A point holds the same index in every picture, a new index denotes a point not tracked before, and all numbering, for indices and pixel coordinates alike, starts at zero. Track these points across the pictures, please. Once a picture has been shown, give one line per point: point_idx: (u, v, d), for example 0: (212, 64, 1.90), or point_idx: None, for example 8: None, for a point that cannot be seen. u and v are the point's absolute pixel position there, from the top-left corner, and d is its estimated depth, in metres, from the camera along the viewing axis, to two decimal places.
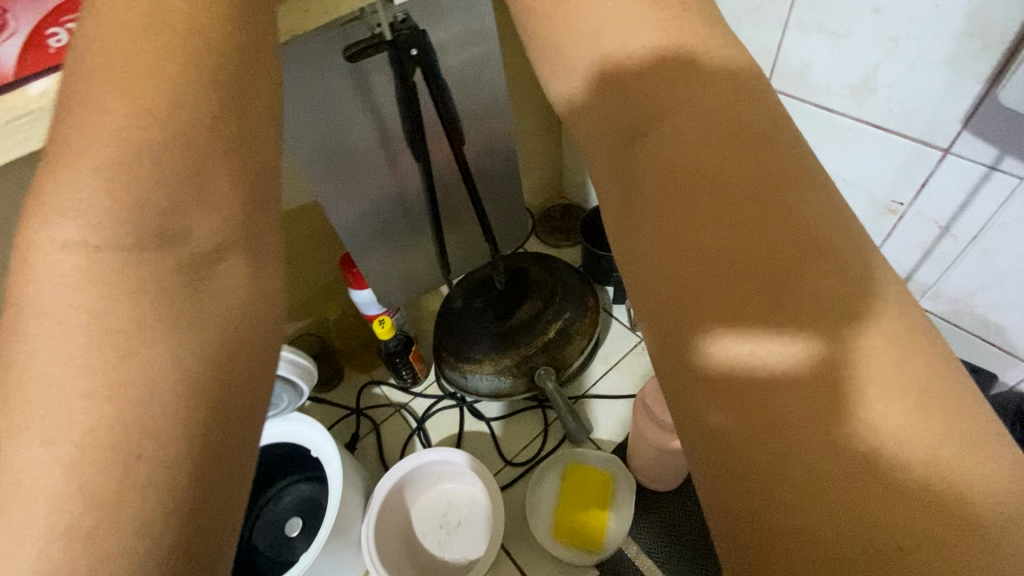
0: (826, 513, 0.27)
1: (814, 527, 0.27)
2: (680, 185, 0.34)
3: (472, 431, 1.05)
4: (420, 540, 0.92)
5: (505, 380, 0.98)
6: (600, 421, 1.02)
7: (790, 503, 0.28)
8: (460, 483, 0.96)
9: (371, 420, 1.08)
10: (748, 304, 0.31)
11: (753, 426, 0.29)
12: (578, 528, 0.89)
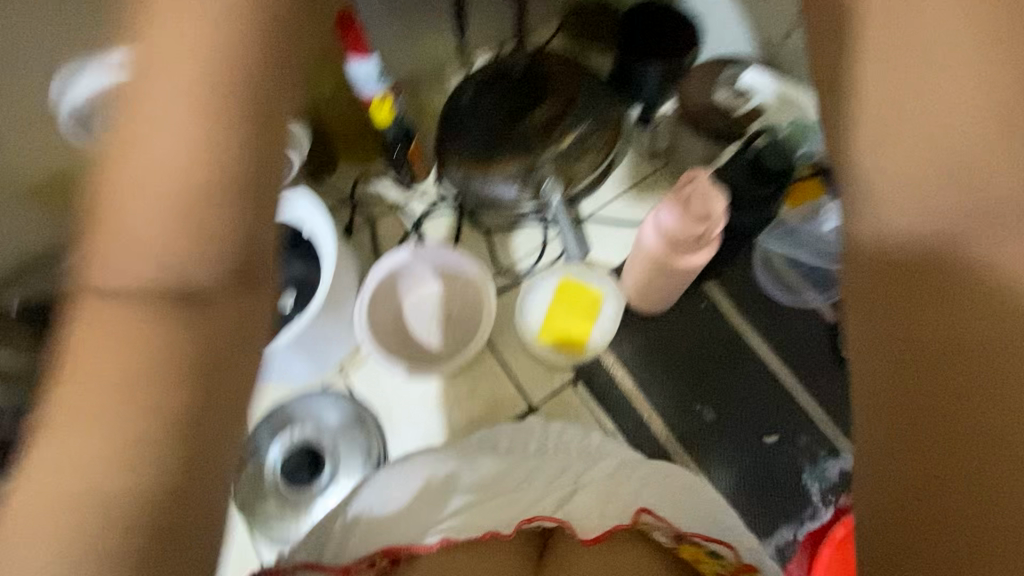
0: (958, 330, 0.38)
1: (946, 335, 0.38)
2: (913, 78, 0.41)
3: (468, 239, 1.02)
4: (410, 330, 0.92)
5: (512, 189, 0.93)
6: (600, 244, 1.00)
7: (933, 319, 0.38)
8: (454, 281, 0.94)
9: (365, 217, 1.05)
10: (925, 179, 0.40)
11: (921, 268, 0.40)
12: (564, 333, 0.93)
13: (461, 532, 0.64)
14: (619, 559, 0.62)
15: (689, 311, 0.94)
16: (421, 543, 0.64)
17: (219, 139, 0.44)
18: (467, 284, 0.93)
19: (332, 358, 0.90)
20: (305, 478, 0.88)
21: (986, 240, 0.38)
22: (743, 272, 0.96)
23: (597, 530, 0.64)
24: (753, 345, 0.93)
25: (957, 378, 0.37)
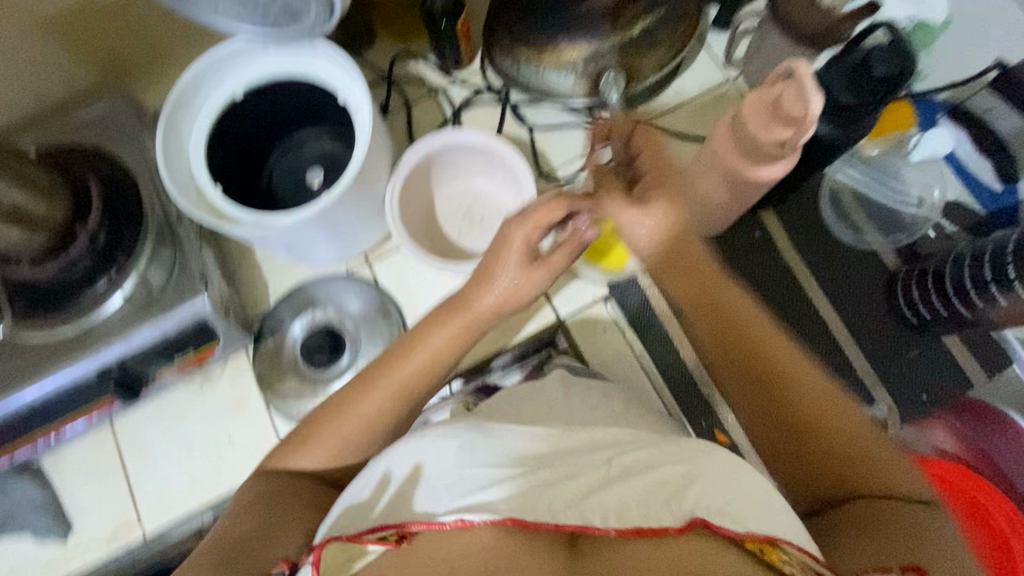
0: (792, 398, 0.67)
1: (792, 402, 0.67)
2: (707, 320, 0.72)
3: (512, 136, 0.94)
4: (441, 223, 0.90)
5: (567, 79, 0.83)
6: (654, 157, 0.91)
7: (771, 392, 0.68)
8: (495, 174, 0.89)
9: (402, 98, 0.96)
10: (740, 344, 0.70)
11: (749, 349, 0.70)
12: (603, 245, 0.88)
13: (477, 514, 0.50)
14: (682, 555, 0.48)
15: (739, 239, 0.87)
16: (432, 520, 0.51)
17: (384, 414, 0.72)
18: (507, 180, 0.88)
19: (359, 243, 0.86)
20: (324, 360, 0.84)
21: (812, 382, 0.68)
22: (806, 204, 0.88)
23: (649, 521, 0.50)
24: (805, 282, 0.86)
25: (754, 350, 0.68)
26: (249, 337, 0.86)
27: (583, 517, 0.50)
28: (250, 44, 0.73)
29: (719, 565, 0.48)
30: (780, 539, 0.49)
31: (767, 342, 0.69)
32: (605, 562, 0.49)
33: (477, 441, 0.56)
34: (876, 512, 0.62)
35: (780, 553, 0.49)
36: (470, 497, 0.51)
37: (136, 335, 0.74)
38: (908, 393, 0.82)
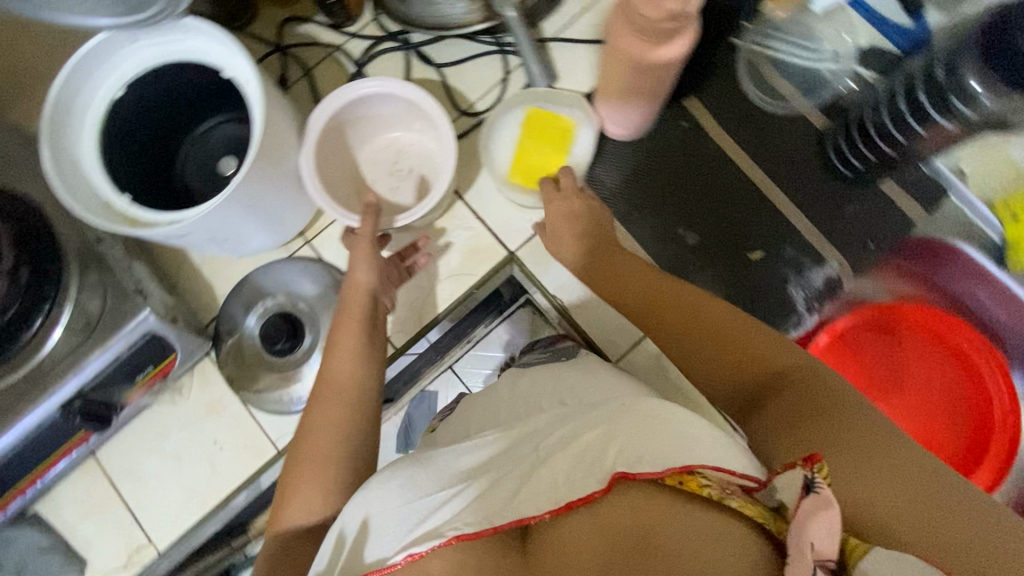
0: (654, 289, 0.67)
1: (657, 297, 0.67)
2: (619, 263, 0.73)
3: (422, 78, 0.91)
4: (371, 183, 0.88)
5: (459, 8, 0.81)
6: (568, 69, 0.89)
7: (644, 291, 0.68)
8: (417, 121, 0.86)
9: (300, 64, 0.91)
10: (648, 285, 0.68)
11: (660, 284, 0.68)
12: (530, 164, 0.87)
13: (429, 541, 0.47)
14: (616, 516, 0.47)
15: (665, 135, 0.88)
16: (383, 565, 0.48)
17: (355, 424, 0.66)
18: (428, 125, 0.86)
19: (292, 222, 0.84)
20: (286, 347, 0.83)
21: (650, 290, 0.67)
22: (726, 83, 0.88)
23: (576, 493, 0.48)
24: (739, 161, 0.87)
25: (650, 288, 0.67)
26: (209, 343, 0.85)
27: (517, 512, 0.48)
28: (114, 37, 0.68)
29: (652, 513, 0.46)
30: (695, 464, 0.48)
31: (648, 279, 0.69)
32: (555, 546, 0.47)
33: (416, 475, 0.54)
34: (806, 402, 0.55)
35: (699, 478, 0.47)
36: (420, 526, 0.49)
37: (88, 365, 0.72)
38: (854, 245, 0.85)
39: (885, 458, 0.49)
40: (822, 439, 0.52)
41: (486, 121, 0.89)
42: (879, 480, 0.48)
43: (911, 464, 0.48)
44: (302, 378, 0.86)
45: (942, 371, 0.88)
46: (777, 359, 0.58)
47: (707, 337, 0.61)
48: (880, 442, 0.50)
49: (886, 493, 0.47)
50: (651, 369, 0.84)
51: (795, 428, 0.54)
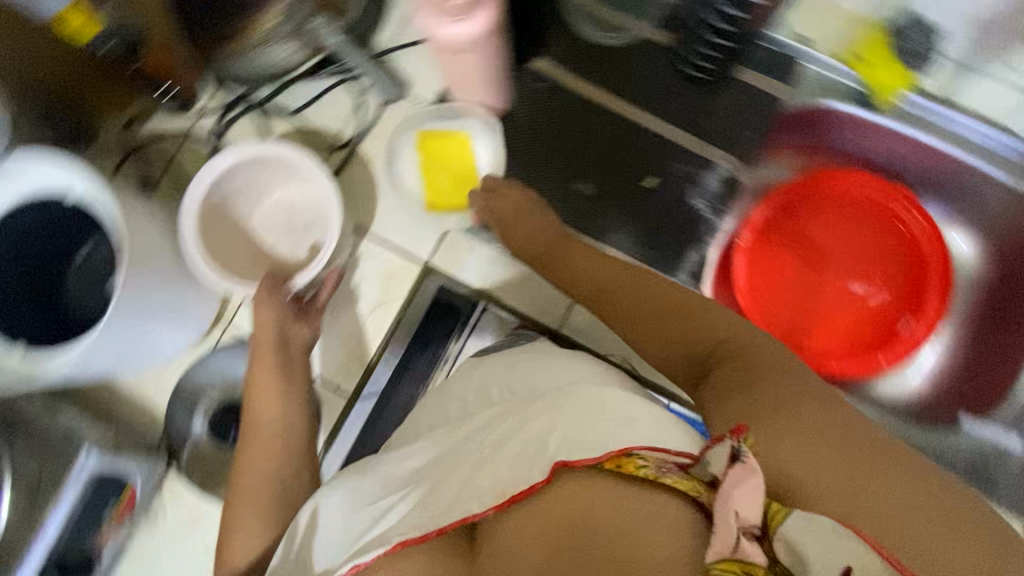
0: (590, 272, 0.71)
1: (592, 279, 0.71)
2: (548, 252, 0.77)
3: (281, 131, 0.90)
4: (273, 245, 0.88)
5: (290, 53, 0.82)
6: (415, 73, 0.89)
7: (580, 275, 0.72)
8: (301, 174, 0.85)
9: (160, 160, 0.90)
10: (585, 268, 0.72)
11: (594, 266, 0.72)
12: (444, 190, 0.87)
13: (371, 551, 0.50)
14: (556, 502, 0.48)
15: (529, 100, 0.89)
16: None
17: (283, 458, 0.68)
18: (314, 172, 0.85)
19: (199, 311, 0.82)
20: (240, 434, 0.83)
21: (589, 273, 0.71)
22: (566, 33, 0.89)
23: (518, 487, 0.50)
24: (604, 100, 0.89)
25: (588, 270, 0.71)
26: (162, 459, 0.82)
27: (463, 511, 0.50)
28: None
29: (594, 500, 0.46)
30: (631, 447, 0.48)
31: (602, 266, 0.71)
32: (500, 544, 0.49)
33: (363, 483, 0.61)
34: (734, 371, 0.56)
35: (637, 460, 0.47)
36: (366, 537, 0.53)
37: (45, 528, 0.69)
38: (735, 136, 0.90)
39: (819, 434, 0.49)
40: (757, 407, 0.52)
41: (355, 148, 0.89)
42: (809, 450, 0.49)
43: (856, 438, 0.49)
44: None
45: (851, 214, 0.95)
46: (735, 338, 0.60)
47: (660, 319, 0.64)
48: (817, 419, 0.50)
49: (812, 462, 0.48)
50: (594, 322, 0.85)
51: (730, 403, 0.54)
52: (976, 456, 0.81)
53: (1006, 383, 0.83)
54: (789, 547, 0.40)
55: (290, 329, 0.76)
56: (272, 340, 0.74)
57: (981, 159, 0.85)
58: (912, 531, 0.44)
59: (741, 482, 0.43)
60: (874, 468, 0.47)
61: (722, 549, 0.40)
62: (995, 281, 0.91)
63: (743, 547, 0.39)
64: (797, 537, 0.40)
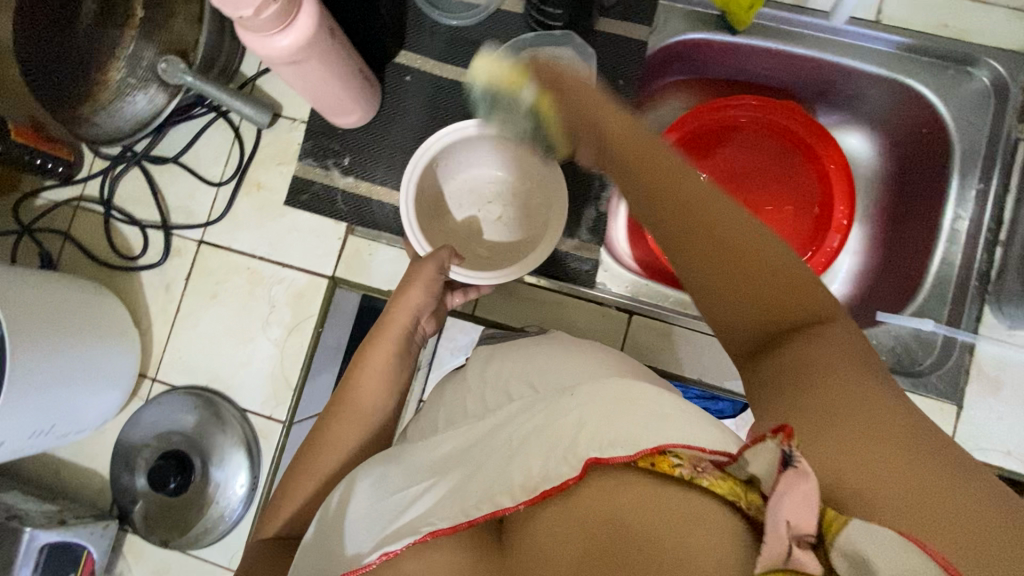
0: (619, 144, 0.41)
1: (626, 161, 0.40)
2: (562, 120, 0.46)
3: (168, 180, 0.90)
4: (445, 216, 0.83)
5: (146, 99, 0.81)
6: (284, 95, 0.90)
7: (605, 148, 0.42)
8: (481, 158, 0.82)
9: (55, 233, 0.90)
10: (613, 140, 0.41)
11: (609, 147, 0.42)
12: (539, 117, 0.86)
13: (401, 539, 0.47)
14: (586, 502, 0.43)
15: (402, 96, 0.89)
16: (360, 564, 0.48)
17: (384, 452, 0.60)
18: (501, 159, 0.81)
19: (117, 369, 0.83)
20: (181, 481, 0.82)
21: (610, 138, 0.41)
22: (423, 25, 0.90)
23: (550, 480, 0.44)
24: (474, 81, 0.89)
25: (622, 132, 0.41)
26: (114, 520, 0.84)
27: (494, 505, 0.46)
28: None
29: (628, 502, 0.41)
30: (665, 444, 0.41)
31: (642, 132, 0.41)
32: (533, 533, 0.44)
33: (389, 471, 0.55)
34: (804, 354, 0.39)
35: (671, 459, 0.41)
36: (398, 521, 0.50)
37: None
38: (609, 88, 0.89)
39: (877, 436, 0.35)
40: (810, 399, 0.38)
41: (240, 180, 0.89)
42: (876, 458, 0.35)
43: (934, 447, 0.35)
44: (216, 496, 0.84)
45: (740, 137, 0.97)
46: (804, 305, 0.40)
47: (684, 208, 0.39)
48: (871, 417, 0.36)
49: (876, 468, 0.34)
50: (503, 298, 0.88)
51: (789, 406, 0.39)
52: (897, 345, 0.80)
53: (914, 275, 0.83)
54: (849, 557, 0.31)
55: (423, 316, 0.72)
56: (406, 324, 0.69)
57: (850, 57, 0.85)
58: (1006, 562, 0.30)
59: (795, 486, 0.33)
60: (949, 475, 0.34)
61: (772, 560, 0.32)
62: (892, 175, 0.91)
63: (796, 558, 0.31)
64: (856, 543, 0.31)
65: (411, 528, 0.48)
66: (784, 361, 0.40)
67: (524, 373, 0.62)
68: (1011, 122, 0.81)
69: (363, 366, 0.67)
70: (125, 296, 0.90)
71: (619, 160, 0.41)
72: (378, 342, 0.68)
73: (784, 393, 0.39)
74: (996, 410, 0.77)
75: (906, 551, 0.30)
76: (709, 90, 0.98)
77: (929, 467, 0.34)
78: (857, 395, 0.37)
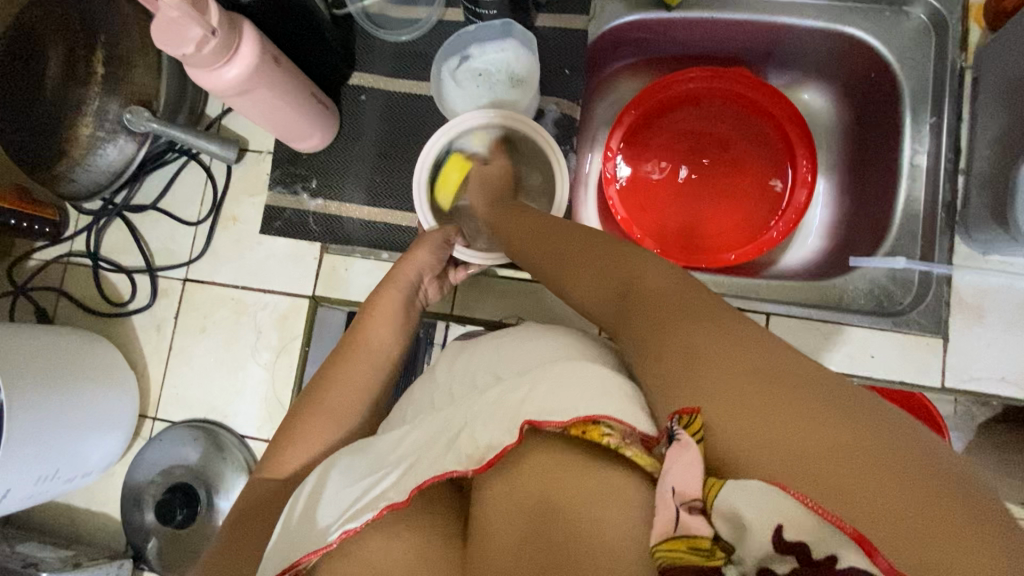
0: (550, 246, 0.60)
1: (552, 263, 0.59)
2: (518, 232, 0.67)
3: (148, 225, 0.94)
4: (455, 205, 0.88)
5: (117, 151, 0.84)
6: (249, 130, 0.94)
7: (544, 258, 0.61)
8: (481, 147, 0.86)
9: (49, 289, 0.94)
10: (546, 245, 0.61)
11: (545, 249, 0.61)
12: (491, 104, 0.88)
13: (361, 516, 0.49)
14: (530, 475, 0.46)
15: (359, 115, 0.92)
16: (323, 544, 0.49)
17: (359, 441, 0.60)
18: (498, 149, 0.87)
19: (116, 411, 0.85)
20: (188, 512, 0.83)
21: (539, 247, 0.62)
22: (371, 45, 0.93)
23: (494, 449, 0.47)
24: (427, 91, 0.93)
25: (546, 235, 0.61)
26: (128, 559, 0.85)
27: (440, 470, 0.49)
28: None
29: (555, 476, 0.44)
30: (597, 414, 0.43)
31: (565, 233, 0.60)
32: (488, 503, 0.48)
33: (356, 461, 0.55)
34: (666, 320, 0.45)
35: (602, 428, 0.43)
36: (359, 502, 0.51)
37: None
38: (556, 78, 0.92)
39: (748, 389, 0.38)
40: (683, 370, 0.41)
41: (215, 216, 0.93)
42: (754, 414, 0.37)
43: (807, 386, 0.37)
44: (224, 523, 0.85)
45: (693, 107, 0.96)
46: (637, 272, 0.51)
47: (584, 267, 0.55)
48: (744, 377, 0.38)
49: (755, 421, 0.37)
50: (481, 295, 0.89)
51: (672, 370, 0.42)
52: (873, 288, 0.82)
53: (882, 218, 0.84)
54: (728, 519, 0.33)
55: (426, 276, 0.77)
56: (412, 278, 0.74)
57: (787, 14, 0.86)
58: (881, 491, 0.31)
59: (680, 458, 0.38)
60: (824, 415, 0.35)
61: (665, 528, 0.36)
62: (849, 123, 0.92)
63: (682, 523, 0.35)
64: (732, 502, 0.33)
65: (371, 503, 0.50)
66: (668, 346, 0.43)
67: (494, 354, 0.63)
68: (956, 53, 0.82)
69: (374, 313, 0.71)
70: (119, 340, 0.93)
71: (550, 249, 0.60)
72: (373, 345, 0.69)
73: (672, 377, 0.42)
74: (982, 339, 0.77)
75: (777, 502, 0.32)
76: (658, 67, 0.98)
77: (795, 412, 0.36)
78: (734, 355, 0.40)
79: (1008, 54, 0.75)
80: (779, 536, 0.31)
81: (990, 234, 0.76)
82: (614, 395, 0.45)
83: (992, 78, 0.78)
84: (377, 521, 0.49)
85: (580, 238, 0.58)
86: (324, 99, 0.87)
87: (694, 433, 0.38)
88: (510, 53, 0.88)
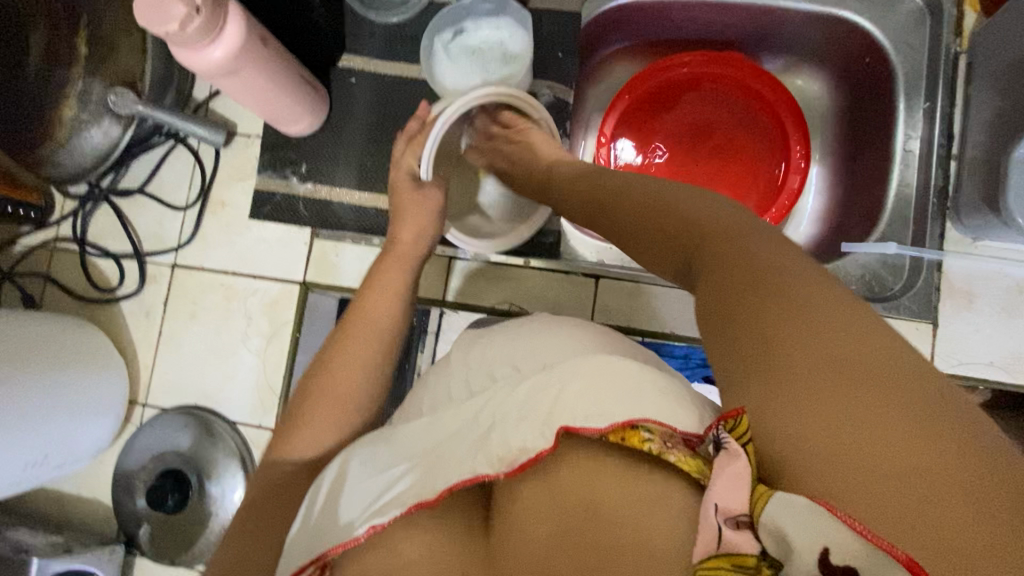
0: (609, 199, 0.55)
1: (610, 213, 0.54)
2: (566, 197, 0.63)
3: (137, 210, 0.93)
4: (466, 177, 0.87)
5: (102, 133, 0.84)
6: (237, 114, 0.92)
7: (600, 213, 0.56)
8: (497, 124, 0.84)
9: (36, 276, 0.93)
10: (606, 197, 0.55)
11: (602, 203, 0.56)
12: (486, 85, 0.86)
13: (388, 512, 0.49)
14: (562, 478, 0.46)
15: (349, 97, 0.91)
16: (346, 539, 0.49)
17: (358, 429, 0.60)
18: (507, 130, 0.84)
19: (106, 397, 0.84)
20: (180, 497, 0.83)
21: (599, 200, 0.56)
22: (362, 27, 0.92)
23: (526, 453, 0.47)
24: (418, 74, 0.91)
25: (607, 188, 0.56)
26: (121, 545, 0.85)
27: (472, 471, 0.48)
28: None
29: (593, 480, 0.44)
30: (636, 419, 0.44)
31: (628, 184, 0.54)
32: (516, 502, 0.47)
33: (370, 449, 0.57)
34: (728, 288, 0.39)
35: (642, 433, 0.44)
36: (383, 497, 0.51)
37: None
38: (550, 62, 0.91)
39: (821, 388, 0.33)
40: (743, 352, 0.37)
41: (204, 202, 0.92)
42: (822, 418, 0.32)
43: (890, 390, 0.32)
44: (216, 508, 0.85)
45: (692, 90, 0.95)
46: (700, 225, 0.44)
47: (638, 222, 0.50)
48: (798, 363, 0.34)
49: (807, 421, 0.33)
50: (477, 283, 0.89)
51: (733, 345, 0.37)
52: (865, 274, 0.80)
53: (875, 203, 0.84)
54: (774, 535, 0.33)
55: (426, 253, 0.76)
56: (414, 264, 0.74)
57: None
58: (954, 529, 0.28)
59: (725, 470, 0.36)
60: (889, 418, 0.31)
61: (708, 545, 0.35)
62: (842, 106, 0.91)
63: (727, 539, 0.35)
64: (778, 521, 0.33)
65: (398, 500, 0.50)
66: (729, 319, 0.38)
67: (500, 345, 0.64)
68: (949, 38, 0.81)
69: (373, 288, 0.69)
70: (107, 327, 0.92)
71: (603, 209, 0.55)
72: (366, 319, 0.66)
73: (733, 353, 0.37)
74: (972, 324, 0.78)
75: (820, 520, 0.31)
76: (653, 51, 0.97)
77: (869, 421, 0.31)
78: (807, 346, 0.34)
79: (1002, 37, 0.75)
80: (824, 558, 0.30)
81: (981, 220, 0.76)
82: (625, 395, 0.47)
83: (985, 62, 0.78)
84: (405, 517, 0.49)
85: (646, 187, 0.51)
86: (314, 82, 0.87)
87: (741, 439, 0.36)
88: (504, 31, 0.87)
